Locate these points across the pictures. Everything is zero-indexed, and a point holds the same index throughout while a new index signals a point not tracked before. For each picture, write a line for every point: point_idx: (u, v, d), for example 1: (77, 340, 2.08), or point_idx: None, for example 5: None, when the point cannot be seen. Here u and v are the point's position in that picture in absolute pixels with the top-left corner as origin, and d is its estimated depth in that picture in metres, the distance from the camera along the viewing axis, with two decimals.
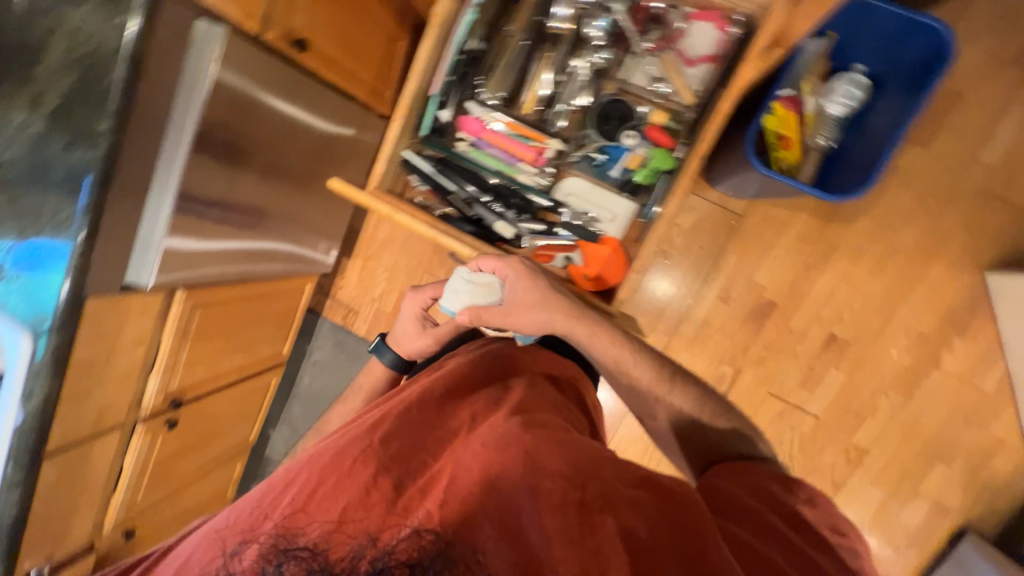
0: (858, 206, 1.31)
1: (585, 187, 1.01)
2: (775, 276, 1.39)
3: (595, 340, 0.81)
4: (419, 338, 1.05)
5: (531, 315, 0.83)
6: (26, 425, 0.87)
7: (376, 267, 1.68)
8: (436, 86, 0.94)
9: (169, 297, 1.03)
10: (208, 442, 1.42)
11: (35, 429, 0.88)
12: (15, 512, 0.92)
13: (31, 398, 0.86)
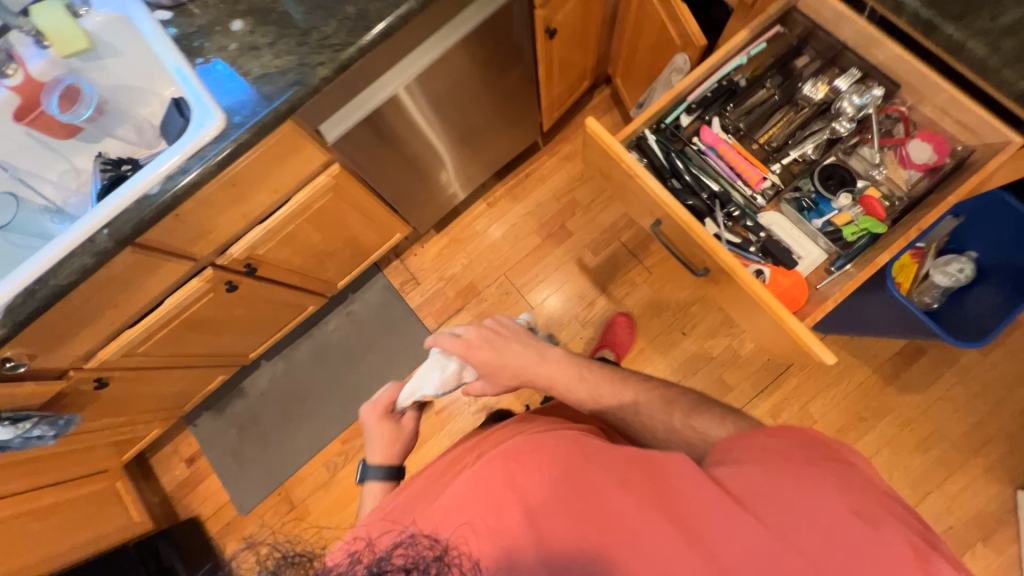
0: (916, 379, 1.42)
1: (785, 224, 0.94)
2: (827, 415, 1.44)
3: (578, 383, 0.96)
4: (396, 434, 1.03)
5: (505, 352, 1.02)
6: (159, 198, 0.81)
7: (457, 251, 1.70)
8: (695, 93, 0.95)
9: (325, 164, 1.03)
10: (228, 331, 1.29)
11: (163, 205, 0.82)
12: (68, 279, 0.81)
13: (181, 176, 0.81)
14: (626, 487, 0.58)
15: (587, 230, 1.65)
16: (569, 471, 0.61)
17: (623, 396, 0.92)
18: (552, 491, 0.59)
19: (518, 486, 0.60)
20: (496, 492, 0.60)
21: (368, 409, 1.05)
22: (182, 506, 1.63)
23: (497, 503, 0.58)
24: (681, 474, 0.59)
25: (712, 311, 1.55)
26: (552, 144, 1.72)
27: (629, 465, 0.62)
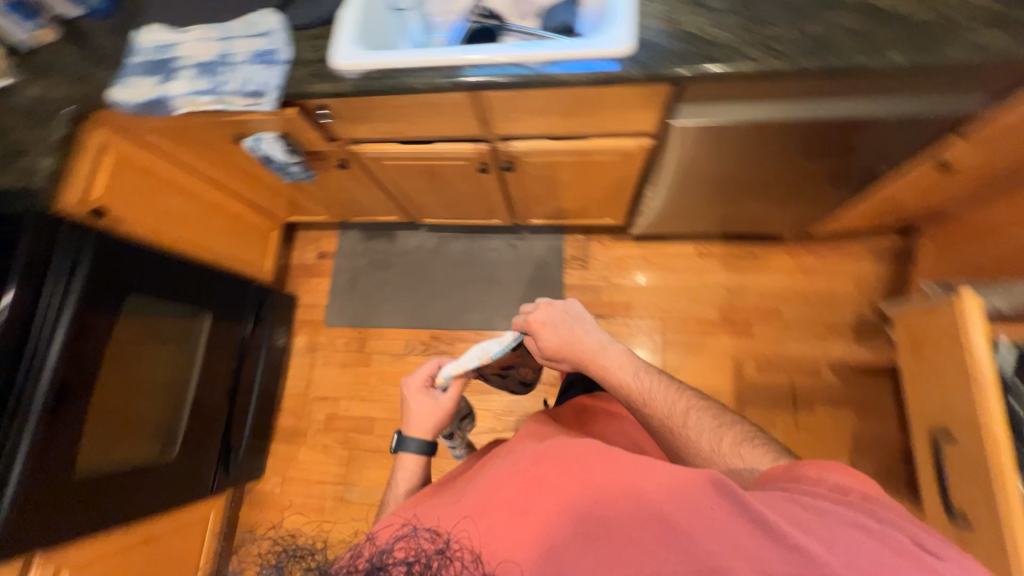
0: None
1: None
2: None
3: (630, 382, 0.84)
4: (431, 409, 0.90)
5: (556, 333, 0.90)
6: (531, 74, 0.83)
7: (639, 268, 1.63)
8: None
9: (645, 133, 1.00)
10: (438, 194, 1.36)
11: (528, 81, 0.83)
12: (417, 87, 0.86)
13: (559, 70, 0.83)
14: (630, 489, 0.54)
15: (770, 345, 1.50)
16: (574, 471, 0.56)
17: (670, 403, 0.79)
18: (557, 486, 0.55)
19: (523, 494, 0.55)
20: (501, 493, 0.57)
21: (408, 381, 0.92)
22: (291, 283, 1.82)
23: (501, 504, 0.55)
24: (687, 489, 0.53)
25: None
26: (800, 246, 1.56)
27: (632, 462, 0.57)
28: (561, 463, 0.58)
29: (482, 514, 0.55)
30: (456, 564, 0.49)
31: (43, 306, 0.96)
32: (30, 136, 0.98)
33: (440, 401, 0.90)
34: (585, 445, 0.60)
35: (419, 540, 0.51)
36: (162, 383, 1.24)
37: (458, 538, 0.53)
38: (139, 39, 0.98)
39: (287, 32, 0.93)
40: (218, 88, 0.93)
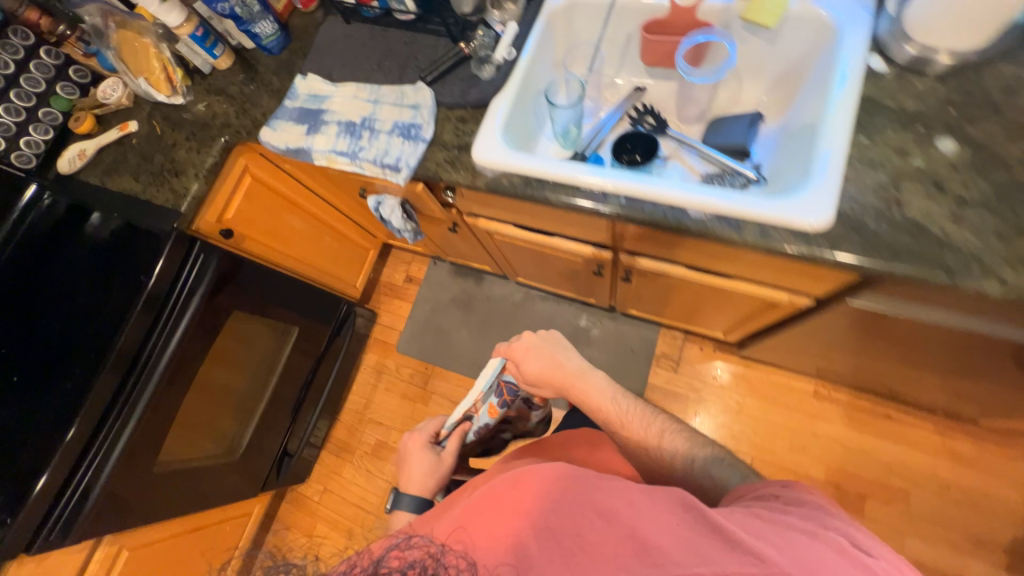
0: None
1: None
2: None
3: (603, 406, 0.85)
4: (433, 466, 0.89)
5: (539, 360, 0.90)
6: (693, 219, 0.70)
7: (737, 390, 1.43)
8: None
9: (809, 294, 0.83)
10: (540, 270, 1.28)
11: (686, 228, 0.71)
12: (558, 200, 0.77)
13: (728, 223, 0.69)
14: (607, 508, 0.53)
15: (884, 534, 1.23)
16: (549, 491, 0.55)
17: (639, 427, 0.80)
18: (541, 508, 0.53)
19: (511, 508, 0.54)
20: (482, 508, 0.56)
21: (410, 437, 0.92)
22: (375, 299, 1.86)
23: (486, 519, 0.54)
24: (655, 510, 0.52)
25: None
26: (955, 424, 1.27)
27: (611, 488, 0.55)
28: (540, 484, 0.56)
29: (467, 529, 0.54)
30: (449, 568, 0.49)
31: (175, 294, 1.02)
32: (188, 157, 1.05)
33: (444, 458, 0.90)
34: (560, 469, 0.58)
35: (412, 550, 0.51)
36: (249, 396, 1.28)
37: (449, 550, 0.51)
38: (298, 84, 1.01)
39: (436, 110, 0.88)
40: (356, 152, 0.91)
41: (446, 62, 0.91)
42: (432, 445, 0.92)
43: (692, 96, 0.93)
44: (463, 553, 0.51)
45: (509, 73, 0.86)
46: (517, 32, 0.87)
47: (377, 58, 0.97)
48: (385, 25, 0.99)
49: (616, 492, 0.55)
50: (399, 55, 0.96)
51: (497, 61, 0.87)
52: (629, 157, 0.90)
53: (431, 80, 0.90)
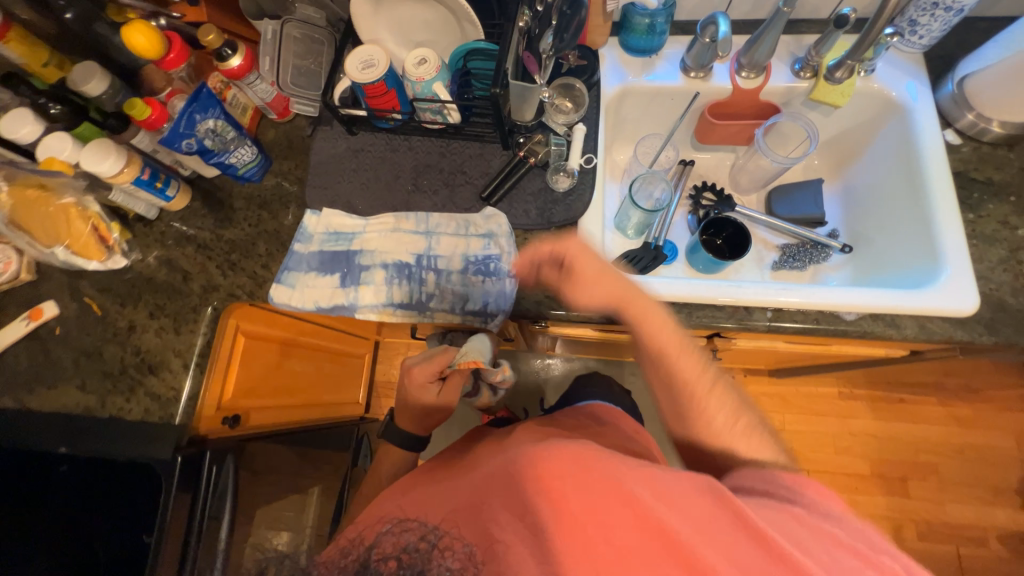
0: None
1: None
2: None
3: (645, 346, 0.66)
4: (434, 406, 0.79)
5: (592, 287, 0.65)
6: (852, 326, 0.68)
7: (776, 408, 1.49)
8: None
9: (908, 349, 0.85)
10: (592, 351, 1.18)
11: (844, 333, 0.68)
12: (699, 324, 0.70)
13: (885, 322, 0.67)
14: (629, 495, 0.49)
15: (929, 506, 1.39)
16: (566, 472, 0.51)
17: (682, 361, 0.64)
18: (557, 482, 0.50)
19: (531, 487, 0.51)
20: (488, 488, 0.53)
21: (411, 368, 0.77)
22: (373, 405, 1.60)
23: (492, 501, 0.52)
24: (684, 499, 0.50)
25: None
26: (954, 395, 1.46)
27: (640, 476, 0.51)
28: (562, 468, 0.51)
29: (470, 510, 0.52)
30: (449, 551, 0.48)
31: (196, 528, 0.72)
32: (163, 342, 0.76)
33: (445, 398, 0.78)
34: (584, 449, 0.54)
35: (425, 534, 0.51)
36: None
37: (449, 533, 0.51)
38: (308, 221, 0.79)
39: (513, 234, 0.75)
40: (424, 301, 0.74)
41: (507, 173, 0.76)
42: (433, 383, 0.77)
43: (746, 168, 0.91)
44: (462, 538, 0.50)
45: (593, 182, 0.75)
46: (586, 132, 0.76)
47: (410, 177, 0.80)
48: (407, 134, 0.82)
49: (642, 480, 0.51)
50: (439, 171, 0.80)
51: (573, 170, 0.75)
52: (708, 238, 0.87)
53: (496, 200, 0.76)
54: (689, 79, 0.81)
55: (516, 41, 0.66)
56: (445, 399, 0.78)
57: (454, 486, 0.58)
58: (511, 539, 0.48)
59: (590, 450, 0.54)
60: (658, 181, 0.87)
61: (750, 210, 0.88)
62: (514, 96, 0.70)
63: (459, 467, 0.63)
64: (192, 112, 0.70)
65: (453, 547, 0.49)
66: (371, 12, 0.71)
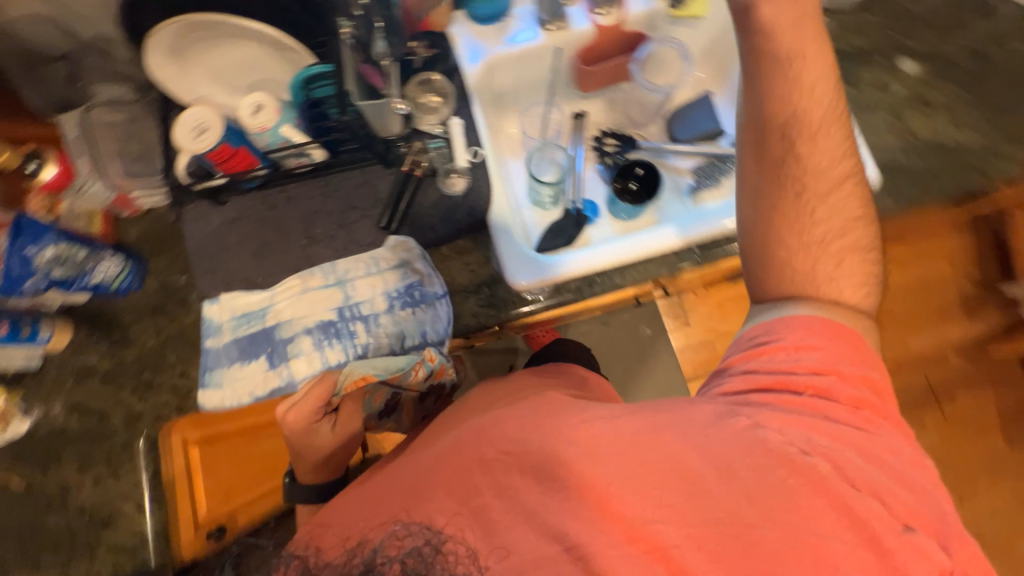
0: None
1: None
2: None
3: (775, 85, 0.54)
4: (332, 446, 0.69)
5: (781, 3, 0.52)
6: None
7: (739, 309, 1.56)
8: None
9: None
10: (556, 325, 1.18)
11: None
12: (632, 283, 0.69)
13: None
14: (579, 462, 0.47)
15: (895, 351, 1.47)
16: (527, 430, 0.51)
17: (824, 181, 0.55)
18: (514, 457, 0.50)
19: (490, 449, 0.51)
20: (433, 466, 0.53)
21: (288, 418, 0.67)
22: None
23: (438, 484, 0.51)
24: (627, 449, 0.48)
25: (1005, 490, 1.39)
26: None
27: (581, 437, 0.49)
28: (512, 441, 0.51)
29: (415, 499, 0.51)
30: (452, 557, 0.45)
31: None
32: (105, 492, 0.72)
33: (341, 433, 0.68)
34: (540, 405, 0.54)
35: (406, 537, 0.47)
36: None
37: (448, 536, 0.47)
38: (209, 313, 0.72)
39: (427, 254, 0.71)
40: (362, 354, 0.69)
41: (399, 193, 0.71)
42: (320, 420, 0.67)
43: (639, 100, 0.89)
44: (461, 539, 0.46)
45: (488, 173, 0.71)
46: (463, 124, 0.72)
47: (302, 230, 0.74)
48: (281, 184, 0.74)
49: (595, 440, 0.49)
50: (329, 214, 0.74)
51: (464, 168, 0.71)
52: (623, 185, 0.84)
53: (398, 224, 0.71)
54: (550, 33, 0.78)
55: (349, 54, 0.60)
56: (342, 436, 0.68)
57: (395, 473, 0.58)
58: (470, 525, 0.47)
59: (540, 412, 0.53)
60: (553, 151, 0.85)
61: (653, 145, 0.88)
62: (371, 116, 0.63)
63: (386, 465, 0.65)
64: (23, 246, 0.62)
65: (456, 551, 0.46)
66: (180, 71, 0.64)
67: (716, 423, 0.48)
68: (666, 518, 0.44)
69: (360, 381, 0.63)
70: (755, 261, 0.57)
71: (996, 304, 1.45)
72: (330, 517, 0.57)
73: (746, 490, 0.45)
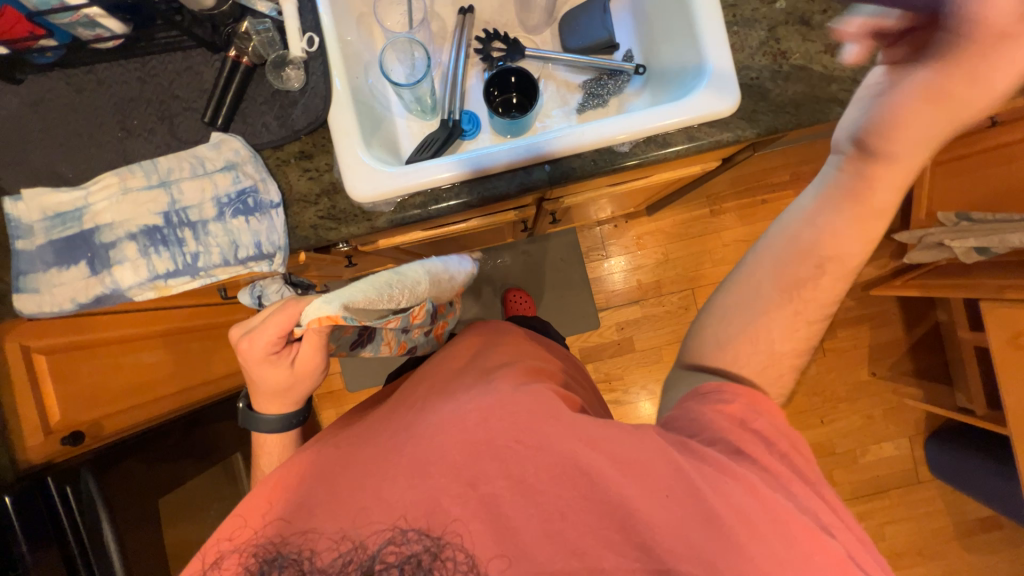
0: (991, 546, 1.48)
1: None
2: (900, 539, 1.50)
3: (850, 225, 0.44)
4: (290, 381, 0.61)
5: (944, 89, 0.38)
6: (627, 160, 0.68)
7: (654, 242, 1.58)
8: None
9: (720, 158, 0.86)
10: (456, 246, 1.16)
11: (626, 167, 0.68)
12: (482, 199, 0.67)
13: (660, 144, 0.67)
14: (483, 498, 0.46)
15: None
16: (528, 426, 0.49)
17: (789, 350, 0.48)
18: (519, 461, 0.47)
19: (520, 440, 0.48)
20: (412, 441, 0.51)
21: (243, 345, 0.58)
22: None
23: (415, 453, 0.49)
24: (653, 473, 0.45)
25: (858, 414, 1.53)
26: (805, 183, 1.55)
27: (591, 460, 0.47)
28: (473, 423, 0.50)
29: (395, 473, 0.48)
30: (450, 565, 0.44)
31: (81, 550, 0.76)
32: None
33: (304, 368, 0.60)
34: (540, 399, 0.52)
35: (408, 543, 0.45)
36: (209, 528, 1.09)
37: (448, 542, 0.45)
38: (16, 211, 0.65)
39: (259, 156, 0.65)
40: (191, 264, 0.65)
41: (222, 85, 0.63)
42: (280, 352, 0.58)
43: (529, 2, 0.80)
44: (461, 546, 0.45)
45: (326, 64, 0.65)
46: (296, 5, 0.65)
47: (116, 120, 0.65)
48: (87, 64, 0.65)
49: (604, 448, 0.47)
50: (147, 103, 0.65)
51: (300, 59, 0.65)
52: (502, 99, 0.82)
53: (225, 121, 0.64)
54: None
55: None
56: (303, 371, 0.60)
57: (376, 434, 0.54)
58: (475, 526, 0.45)
59: (544, 409, 0.51)
60: (417, 45, 0.76)
61: (540, 51, 0.80)
62: None
63: (354, 420, 0.62)
64: None
65: (454, 558, 0.44)
66: None
67: (753, 493, 0.43)
68: (675, 542, 0.43)
69: (329, 321, 0.53)
70: (706, 334, 0.51)
71: (892, 251, 1.53)
72: (300, 477, 0.51)
73: (754, 527, 0.42)
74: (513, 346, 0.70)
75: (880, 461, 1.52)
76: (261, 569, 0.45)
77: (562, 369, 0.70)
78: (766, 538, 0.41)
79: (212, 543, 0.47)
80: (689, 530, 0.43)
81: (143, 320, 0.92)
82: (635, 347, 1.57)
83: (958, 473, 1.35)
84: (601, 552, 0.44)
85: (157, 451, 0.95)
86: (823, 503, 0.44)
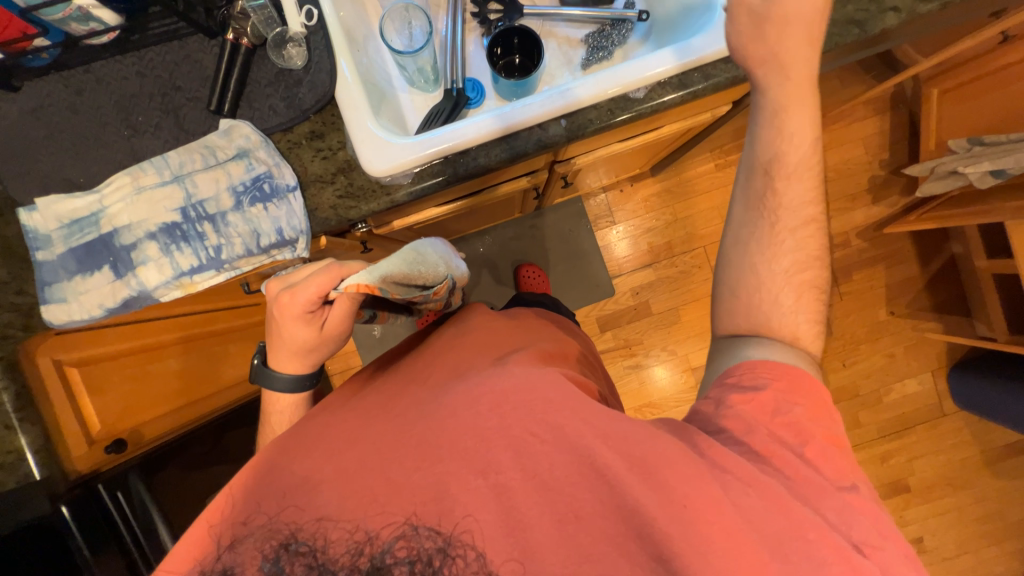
0: (1017, 470, 1.50)
1: None
2: (926, 472, 1.51)
3: (789, 128, 0.53)
4: (317, 342, 0.60)
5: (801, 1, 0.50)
6: (645, 106, 0.66)
7: (660, 204, 1.57)
8: None
9: (730, 101, 0.85)
10: (466, 223, 1.16)
11: (643, 115, 0.67)
12: (501, 161, 0.66)
13: (677, 86, 0.66)
14: (531, 459, 0.46)
15: None
16: (548, 409, 0.48)
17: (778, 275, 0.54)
18: (543, 449, 0.46)
19: (539, 415, 0.48)
20: (438, 418, 0.50)
21: (280, 299, 0.57)
22: None
23: (443, 427, 0.48)
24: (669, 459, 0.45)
25: (878, 354, 1.53)
26: None
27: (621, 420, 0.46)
28: (509, 390, 0.50)
29: (420, 452, 0.47)
30: (462, 562, 0.42)
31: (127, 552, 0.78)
32: None
33: (334, 331, 0.59)
34: (556, 386, 0.51)
35: (418, 540, 0.43)
36: None
37: (458, 537, 0.43)
38: (32, 222, 0.64)
39: (270, 141, 0.64)
40: (214, 257, 0.64)
41: (225, 71, 0.62)
42: (315, 312, 0.57)
43: None
44: (472, 542, 0.43)
45: (327, 38, 0.64)
46: None
47: (121, 118, 0.63)
48: (83, 63, 0.64)
49: (620, 447, 0.46)
50: (150, 98, 0.64)
51: (300, 35, 0.64)
52: (505, 61, 0.80)
53: (232, 108, 0.63)
54: None
55: None
56: (332, 335, 0.59)
57: (373, 419, 0.52)
58: (506, 491, 0.45)
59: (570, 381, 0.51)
60: (414, 13, 0.74)
61: (539, 8, 0.78)
62: None
63: (363, 387, 0.62)
64: None
65: (465, 555, 0.43)
66: None
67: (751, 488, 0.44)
68: (698, 546, 0.42)
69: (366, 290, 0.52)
70: None
71: (902, 187, 1.51)
72: (292, 465, 0.49)
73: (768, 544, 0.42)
74: (515, 330, 0.69)
75: (904, 399, 1.53)
76: (277, 556, 0.43)
77: (573, 349, 0.70)
78: (780, 555, 0.42)
79: (216, 539, 0.45)
80: (697, 510, 0.43)
81: (174, 324, 0.91)
82: (650, 309, 1.56)
83: (982, 402, 1.35)
84: (622, 508, 0.44)
85: (193, 456, 0.96)
86: (834, 511, 0.44)
